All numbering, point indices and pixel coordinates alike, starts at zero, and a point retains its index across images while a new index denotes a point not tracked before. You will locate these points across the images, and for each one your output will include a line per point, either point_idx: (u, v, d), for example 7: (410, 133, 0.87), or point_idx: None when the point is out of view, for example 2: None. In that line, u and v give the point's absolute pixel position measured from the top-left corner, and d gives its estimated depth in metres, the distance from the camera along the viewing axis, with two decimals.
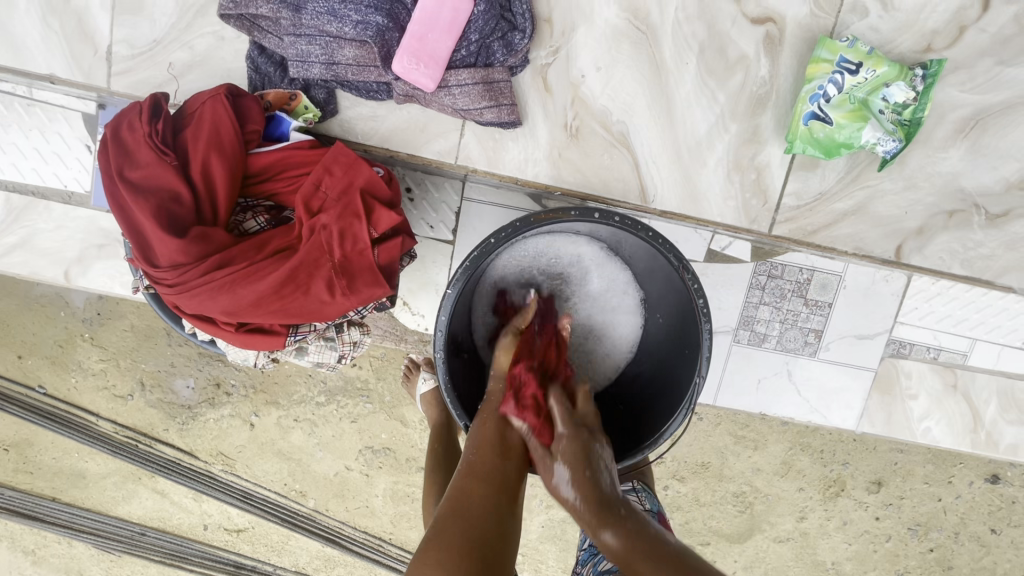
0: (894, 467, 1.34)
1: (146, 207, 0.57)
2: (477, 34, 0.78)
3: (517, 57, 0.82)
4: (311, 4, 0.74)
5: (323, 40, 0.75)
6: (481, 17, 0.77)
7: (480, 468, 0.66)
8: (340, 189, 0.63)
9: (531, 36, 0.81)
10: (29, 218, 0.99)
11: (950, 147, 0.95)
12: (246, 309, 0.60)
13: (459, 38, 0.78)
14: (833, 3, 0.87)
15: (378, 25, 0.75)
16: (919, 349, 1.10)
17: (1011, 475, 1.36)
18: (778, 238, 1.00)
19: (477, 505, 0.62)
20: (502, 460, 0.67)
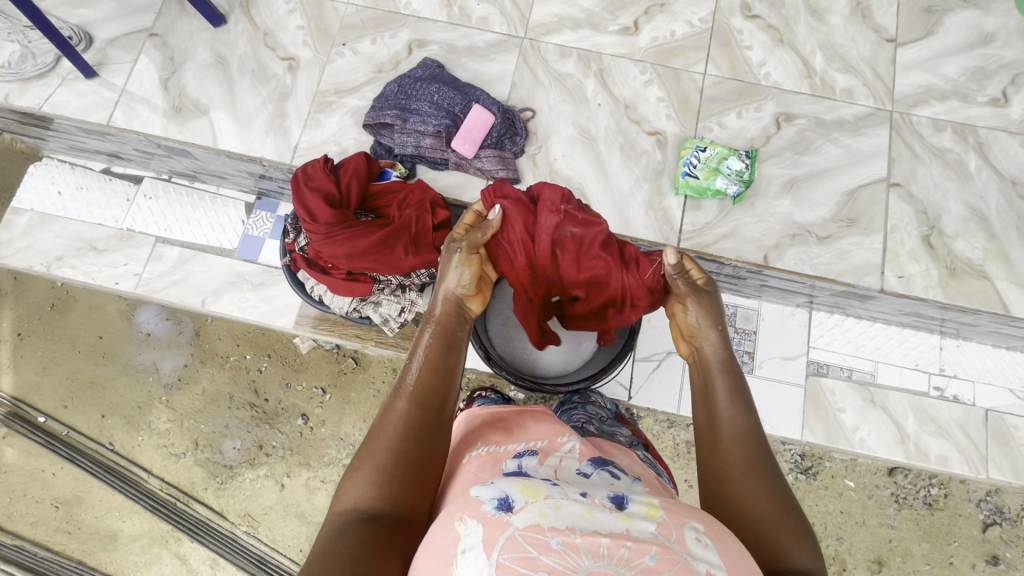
0: (890, 547, 1.42)
1: (317, 197, 1.03)
2: (496, 132, 1.20)
3: (519, 148, 1.23)
4: (412, 116, 1.18)
5: (415, 134, 1.18)
6: (500, 122, 1.20)
7: (417, 396, 0.75)
8: (418, 200, 1.09)
9: (526, 136, 1.24)
10: (192, 264, 1.47)
11: (780, 198, 1.23)
12: (359, 255, 1.02)
13: (487, 132, 1.20)
14: (693, 119, 1.28)
15: (446, 124, 1.18)
16: (834, 368, 1.41)
17: (1011, 557, 1.40)
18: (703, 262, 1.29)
19: (411, 429, 0.71)
20: (438, 391, 0.76)
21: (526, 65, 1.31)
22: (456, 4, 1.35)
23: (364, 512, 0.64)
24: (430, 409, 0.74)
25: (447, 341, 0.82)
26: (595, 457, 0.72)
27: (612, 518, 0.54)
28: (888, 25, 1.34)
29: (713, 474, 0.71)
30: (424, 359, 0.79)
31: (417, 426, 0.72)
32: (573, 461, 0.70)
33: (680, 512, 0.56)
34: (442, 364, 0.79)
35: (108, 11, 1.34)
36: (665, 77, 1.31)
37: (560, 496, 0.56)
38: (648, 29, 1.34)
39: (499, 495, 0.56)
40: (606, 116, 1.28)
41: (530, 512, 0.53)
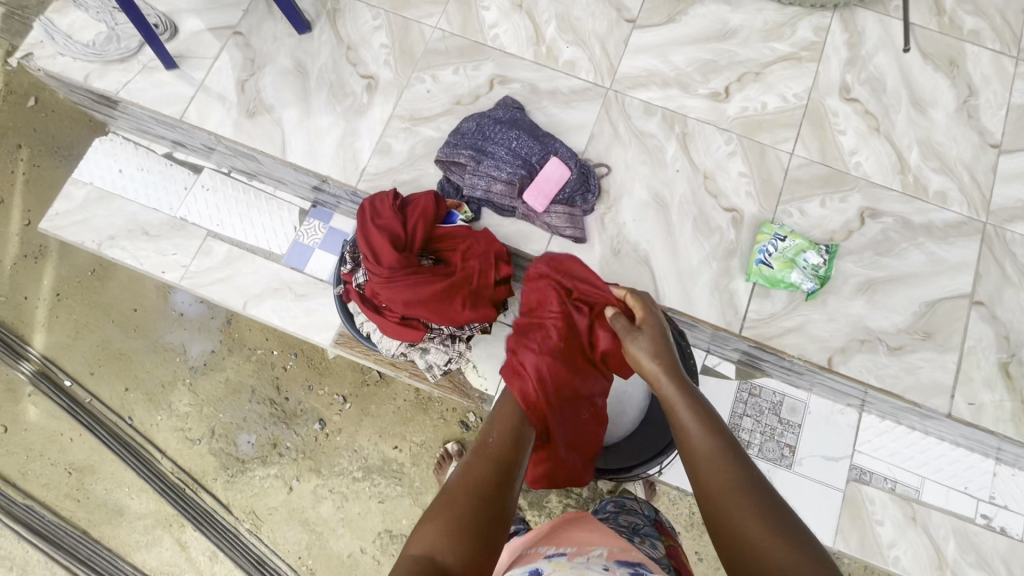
0: None
1: (384, 237, 1.01)
2: (570, 188, 1.16)
3: (590, 206, 1.19)
4: (487, 159, 1.15)
5: (488, 178, 1.15)
6: (576, 178, 1.16)
7: (488, 453, 0.75)
8: (482, 251, 1.06)
9: (598, 195, 1.20)
10: (238, 263, 1.46)
11: (854, 299, 1.17)
12: (417, 303, 1.00)
13: (562, 187, 1.16)
14: (773, 201, 1.22)
15: (522, 174, 1.14)
16: (878, 478, 1.34)
17: None
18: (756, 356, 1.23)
19: (478, 489, 0.68)
20: (502, 463, 0.74)
21: (607, 117, 1.26)
22: (545, 44, 1.31)
23: (438, 561, 0.58)
24: (493, 485, 0.69)
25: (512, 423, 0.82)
26: (625, 560, 0.72)
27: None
28: (993, 128, 1.27)
29: (727, 528, 0.63)
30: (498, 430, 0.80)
31: (486, 489, 0.68)
32: (601, 559, 0.70)
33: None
34: (514, 435, 0.79)
35: (197, 3, 1.33)
36: (750, 152, 1.25)
37: None
38: (738, 98, 1.28)
39: None
40: (684, 183, 1.23)
41: None
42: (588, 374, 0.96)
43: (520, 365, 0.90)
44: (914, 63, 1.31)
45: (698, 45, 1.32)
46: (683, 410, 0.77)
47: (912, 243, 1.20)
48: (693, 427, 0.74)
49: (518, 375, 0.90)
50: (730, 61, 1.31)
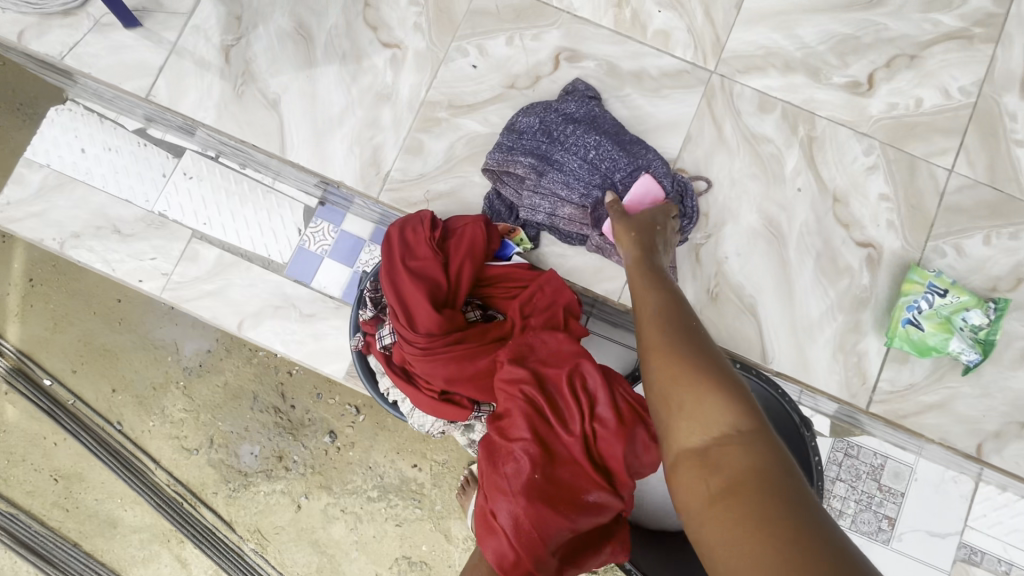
0: None
1: (419, 289, 0.74)
2: None
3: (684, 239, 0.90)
4: (552, 174, 0.86)
5: (552, 199, 0.87)
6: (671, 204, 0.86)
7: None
8: (547, 303, 0.79)
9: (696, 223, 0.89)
10: (231, 273, 1.19)
11: (1017, 370, 0.91)
12: (463, 380, 0.74)
13: None
14: (922, 235, 0.93)
15: (599, 198, 0.85)
16: (990, 559, 1.13)
17: None
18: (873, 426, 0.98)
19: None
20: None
21: (709, 113, 0.95)
22: (630, 7, 0.98)
23: None
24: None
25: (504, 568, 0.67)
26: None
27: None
28: None
29: (665, 411, 0.55)
30: None
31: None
32: None
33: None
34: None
35: None
36: (896, 166, 0.95)
37: None
38: (884, 90, 0.97)
39: None
40: (805, 207, 0.94)
41: None
42: (594, 511, 0.65)
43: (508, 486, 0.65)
44: None
45: (836, 13, 0.98)
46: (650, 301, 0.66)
47: None
48: (658, 375, 0.56)
49: (490, 529, 0.65)
50: (876, 37, 0.98)
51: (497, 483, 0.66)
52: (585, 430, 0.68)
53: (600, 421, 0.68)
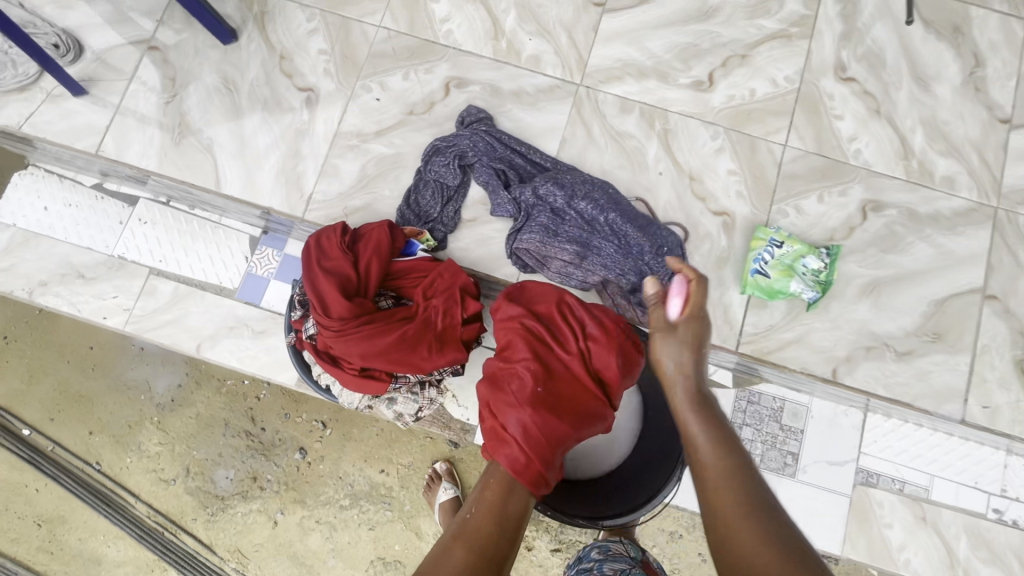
0: None
1: (333, 283, 0.89)
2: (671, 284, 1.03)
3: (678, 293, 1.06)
4: (593, 258, 1.00)
5: (588, 276, 1.02)
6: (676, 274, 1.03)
7: (470, 532, 0.64)
8: (446, 287, 0.95)
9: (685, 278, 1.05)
10: (187, 302, 1.32)
11: (858, 303, 1.08)
12: (376, 354, 0.89)
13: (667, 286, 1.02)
14: (767, 200, 1.11)
15: (625, 278, 1.01)
16: (886, 479, 1.09)
17: None
18: (750, 360, 1.07)
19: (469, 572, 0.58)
20: (503, 532, 0.64)
21: (580, 118, 1.13)
22: (505, 38, 1.16)
23: None
24: (490, 561, 0.60)
25: (506, 485, 0.70)
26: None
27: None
28: (1003, 102, 1.16)
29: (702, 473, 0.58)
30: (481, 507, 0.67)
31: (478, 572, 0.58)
32: None
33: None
34: (507, 507, 0.68)
35: (102, 15, 1.16)
36: (739, 146, 1.13)
37: None
38: (724, 85, 1.15)
39: None
40: (668, 187, 1.11)
41: None
42: (590, 416, 0.81)
43: (519, 397, 0.79)
44: (915, 34, 1.18)
45: (678, 26, 1.18)
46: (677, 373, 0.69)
47: (911, 240, 1.10)
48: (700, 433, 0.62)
49: (502, 440, 0.76)
50: (712, 43, 1.17)
51: (508, 400, 0.79)
52: (579, 348, 0.86)
53: (591, 340, 0.85)
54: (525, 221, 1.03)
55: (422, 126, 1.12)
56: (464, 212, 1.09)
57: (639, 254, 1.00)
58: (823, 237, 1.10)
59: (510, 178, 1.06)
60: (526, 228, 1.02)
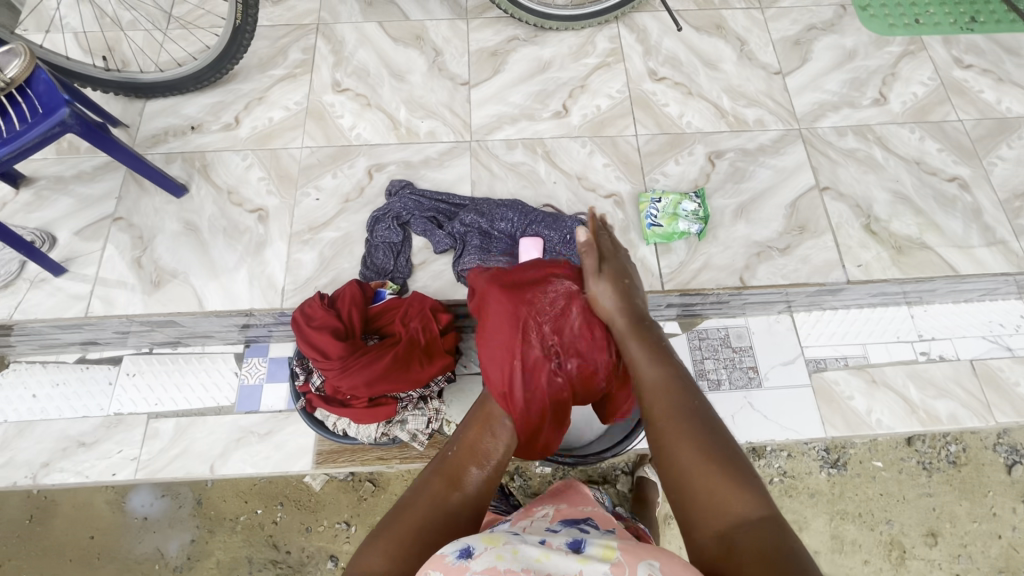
0: (937, 515, 1.45)
1: (324, 333, 1.06)
2: None
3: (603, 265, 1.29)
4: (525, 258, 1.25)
5: None
6: None
7: (456, 473, 0.72)
8: (418, 310, 1.13)
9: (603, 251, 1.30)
10: (191, 431, 1.41)
11: (736, 224, 1.36)
12: (378, 377, 1.04)
13: None
14: (639, 175, 1.41)
15: None
16: (831, 361, 1.48)
17: None
18: (696, 288, 1.29)
19: (436, 505, 0.67)
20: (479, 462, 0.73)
21: (480, 163, 1.42)
22: (403, 126, 1.47)
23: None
24: (458, 487, 0.71)
25: (484, 424, 0.76)
26: (566, 519, 0.77)
27: (567, 559, 0.55)
28: (770, 61, 1.57)
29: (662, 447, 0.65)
30: (459, 439, 0.76)
31: (448, 504, 0.68)
32: (544, 522, 0.75)
33: (636, 551, 0.57)
34: (485, 448, 0.75)
35: (67, 207, 1.37)
36: (604, 145, 1.45)
37: (517, 544, 0.57)
38: (577, 109, 1.50)
39: (461, 546, 0.57)
40: (564, 190, 1.40)
41: (490, 557, 0.54)
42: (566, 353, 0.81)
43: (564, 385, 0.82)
44: (693, 37, 1.60)
45: (528, 80, 1.53)
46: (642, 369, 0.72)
47: (752, 169, 1.43)
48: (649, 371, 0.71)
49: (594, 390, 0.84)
50: (556, 84, 1.53)
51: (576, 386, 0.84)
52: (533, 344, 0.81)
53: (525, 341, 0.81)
54: (462, 249, 1.27)
55: (360, 207, 1.37)
56: (414, 258, 1.30)
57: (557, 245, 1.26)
58: (689, 187, 1.40)
59: (441, 220, 1.31)
60: (463, 253, 1.26)
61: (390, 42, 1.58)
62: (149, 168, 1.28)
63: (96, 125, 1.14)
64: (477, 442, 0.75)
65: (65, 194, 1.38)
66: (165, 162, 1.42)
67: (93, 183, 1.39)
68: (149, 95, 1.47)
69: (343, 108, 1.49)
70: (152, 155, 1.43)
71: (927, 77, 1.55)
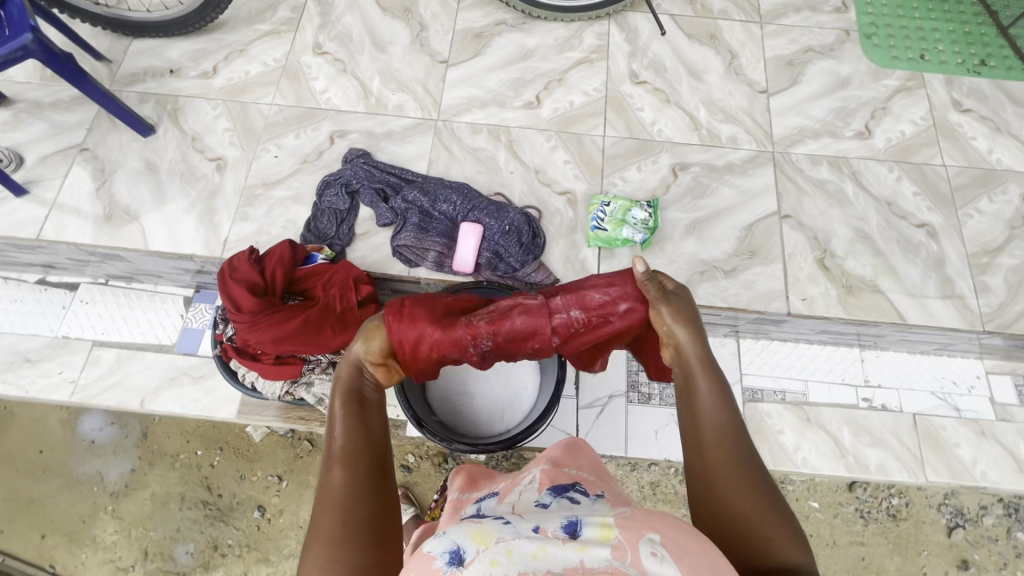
0: (862, 564, 1.43)
1: (241, 286, 1.08)
2: (531, 254, 1.27)
3: (539, 262, 1.27)
4: (460, 243, 1.25)
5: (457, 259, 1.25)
6: (531, 245, 1.28)
7: (346, 453, 0.61)
8: (342, 279, 1.15)
9: (544, 248, 1.29)
10: (130, 364, 1.46)
11: (685, 240, 1.34)
12: (284, 337, 1.06)
13: (528, 254, 1.27)
14: (598, 177, 1.39)
15: (489, 257, 1.25)
16: (768, 392, 1.45)
17: (978, 557, 1.43)
18: None
19: (354, 491, 0.59)
20: (358, 428, 0.63)
21: (441, 143, 1.42)
22: (373, 96, 1.47)
23: None
24: (372, 464, 0.61)
25: (360, 397, 0.67)
26: (555, 486, 0.71)
27: (562, 549, 0.53)
28: (759, 78, 1.52)
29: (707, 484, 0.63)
30: (344, 419, 0.64)
31: (365, 485, 0.59)
32: (533, 492, 0.71)
33: (634, 527, 0.56)
34: (364, 411, 0.65)
35: (39, 132, 1.41)
36: (569, 142, 1.43)
37: (513, 536, 0.56)
38: (549, 102, 1.48)
39: (449, 548, 0.55)
40: (519, 181, 1.38)
41: (484, 563, 0.53)
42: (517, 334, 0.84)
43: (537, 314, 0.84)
44: (683, 44, 1.56)
45: (506, 67, 1.52)
46: (703, 401, 0.65)
47: (715, 186, 1.39)
48: (705, 402, 0.65)
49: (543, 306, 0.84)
50: (534, 75, 1.51)
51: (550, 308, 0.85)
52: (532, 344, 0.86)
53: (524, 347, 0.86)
54: (402, 225, 1.27)
55: (315, 170, 1.38)
56: (357, 228, 1.32)
57: (495, 235, 1.26)
58: (645, 196, 1.37)
59: (388, 194, 1.32)
60: (401, 229, 1.26)
61: (378, 10, 1.58)
62: (115, 103, 1.31)
63: (62, 55, 1.18)
64: (357, 411, 0.65)
65: (40, 119, 1.43)
66: (139, 102, 1.45)
67: (67, 112, 1.43)
68: (134, 34, 1.50)
69: (319, 71, 1.50)
70: (128, 93, 1.47)
71: (918, 116, 1.48)
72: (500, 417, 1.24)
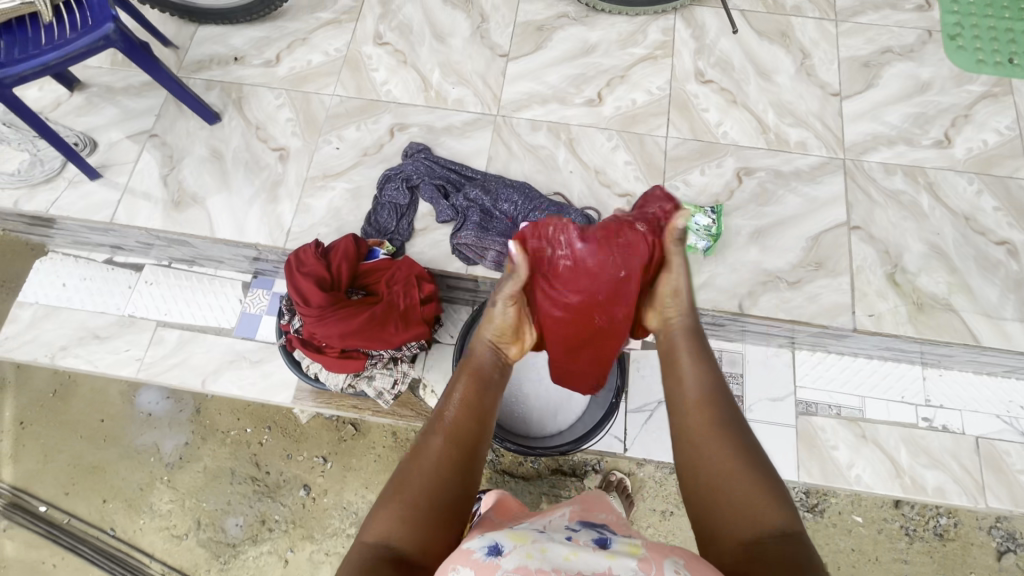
0: None
1: (310, 280, 1.10)
2: None
3: None
4: None
5: None
6: None
7: (451, 431, 0.72)
8: (405, 276, 1.16)
9: None
10: (192, 345, 1.51)
11: (748, 248, 1.30)
12: (350, 333, 1.08)
13: None
14: (660, 180, 1.36)
15: None
16: (823, 406, 1.42)
17: None
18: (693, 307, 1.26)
19: (442, 462, 0.69)
20: (474, 420, 0.74)
21: (501, 139, 1.41)
22: (433, 89, 1.46)
23: (393, 547, 0.62)
24: (463, 446, 0.71)
25: (481, 382, 0.79)
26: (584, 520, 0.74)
27: (595, 556, 0.58)
28: (831, 80, 1.46)
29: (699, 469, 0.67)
30: (459, 393, 0.76)
31: (450, 462, 0.69)
32: (562, 519, 0.74)
33: (665, 548, 0.59)
34: (484, 405, 0.76)
35: (111, 117, 1.45)
36: (631, 142, 1.40)
37: (547, 541, 0.61)
38: (611, 100, 1.44)
39: (489, 542, 0.59)
40: (579, 181, 1.37)
41: (519, 556, 0.57)
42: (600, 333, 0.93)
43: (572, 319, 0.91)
44: (753, 42, 1.50)
45: (568, 62, 1.49)
46: (694, 393, 0.73)
47: (781, 193, 1.35)
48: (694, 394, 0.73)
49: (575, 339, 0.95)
50: (596, 71, 1.48)
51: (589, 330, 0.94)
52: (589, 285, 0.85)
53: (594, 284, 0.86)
54: (463, 223, 1.28)
55: (376, 163, 1.39)
56: (416, 223, 1.32)
57: None
58: (708, 201, 1.34)
59: (448, 190, 1.32)
60: (462, 227, 1.27)
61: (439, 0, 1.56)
62: (185, 92, 1.33)
63: (139, 44, 1.19)
64: (472, 398, 0.76)
65: (111, 104, 1.46)
66: (205, 89, 1.48)
67: (137, 98, 1.47)
68: (201, 21, 1.52)
69: (380, 62, 1.49)
70: (194, 80, 1.49)
71: (1004, 125, 1.40)
72: (553, 416, 1.26)
